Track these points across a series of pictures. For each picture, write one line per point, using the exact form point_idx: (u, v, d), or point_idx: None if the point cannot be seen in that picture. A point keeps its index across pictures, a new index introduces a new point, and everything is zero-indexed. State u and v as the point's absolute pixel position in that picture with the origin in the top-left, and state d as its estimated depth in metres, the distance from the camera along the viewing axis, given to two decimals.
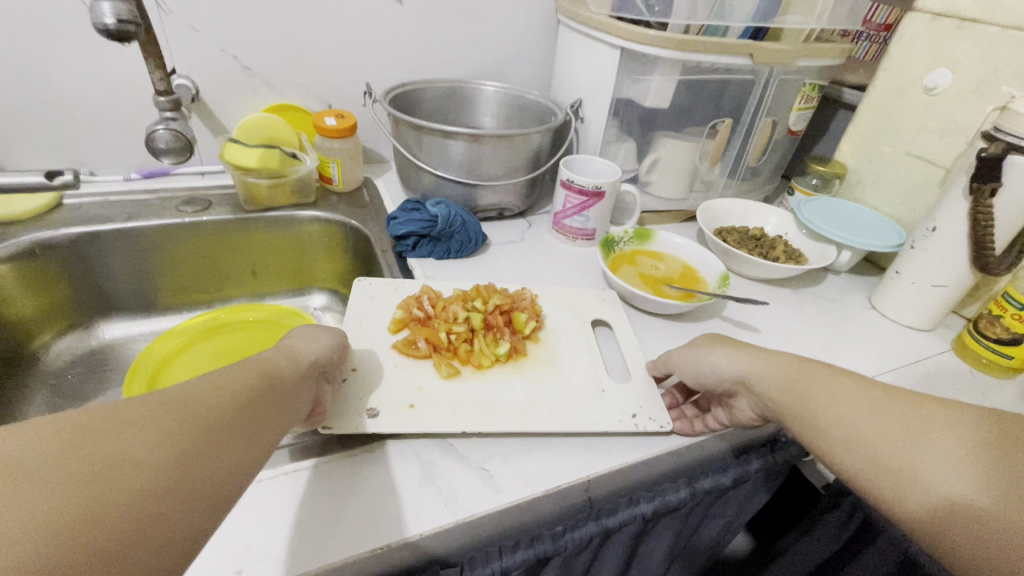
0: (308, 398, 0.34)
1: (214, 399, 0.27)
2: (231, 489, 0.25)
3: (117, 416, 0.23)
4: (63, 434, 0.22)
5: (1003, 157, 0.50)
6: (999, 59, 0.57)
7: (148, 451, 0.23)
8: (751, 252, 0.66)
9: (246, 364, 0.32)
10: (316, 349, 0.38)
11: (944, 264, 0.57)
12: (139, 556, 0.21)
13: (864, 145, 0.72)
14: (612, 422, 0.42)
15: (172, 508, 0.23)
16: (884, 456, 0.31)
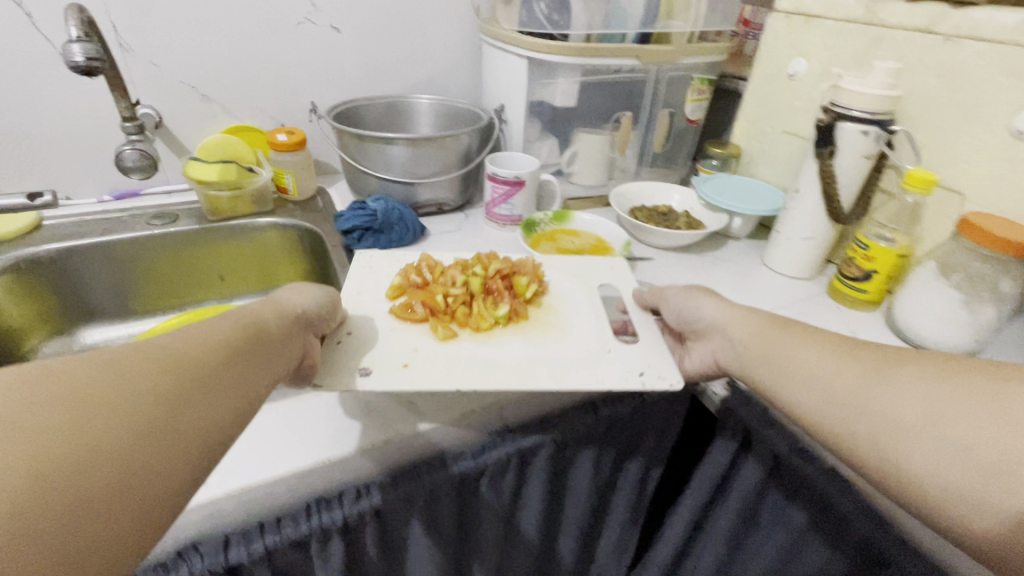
0: (295, 350, 0.38)
1: (196, 354, 0.31)
2: (213, 439, 0.29)
3: (104, 373, 0.26)
4: (58, 386, 0.25)
5: (834, 125, 0.61)
6: (835, 46, 0.68)
7: (133, 404, 0.26)
8: (657, 224, 0.76)
9: (229, 318, 0.35)
10: (299, 303, 0.42)
11: (809, 218, 0.68)
12: (129, 495, 0.24)
13: (751, 128, 0.83)
14: (620, 380, 0.46)
15: (158, 456, 0.26)
16: (840, 394, 0.37)
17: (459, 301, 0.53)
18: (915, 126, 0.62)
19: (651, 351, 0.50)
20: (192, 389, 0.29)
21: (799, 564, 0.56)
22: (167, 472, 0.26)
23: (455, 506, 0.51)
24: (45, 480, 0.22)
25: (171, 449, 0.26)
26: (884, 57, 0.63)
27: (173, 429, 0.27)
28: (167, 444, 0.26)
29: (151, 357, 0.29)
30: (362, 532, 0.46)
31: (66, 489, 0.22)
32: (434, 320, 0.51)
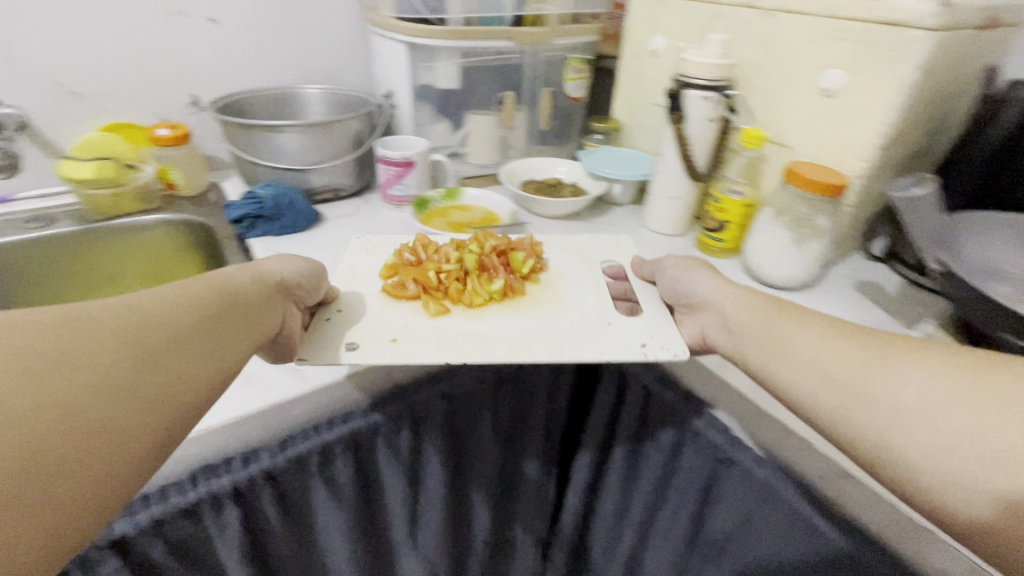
0: (271, 322, 0.40)
1: (162, 320, 0.32)
2: (185, 394, 0.31)
3: (81, 324, 0.29)
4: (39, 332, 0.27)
5: (680, 93, 0.68)
6: (683, 23, 0.76)
7: (107, 356, 0.28)
8: (544, 195, 0.82)
9: (204, 288, 0.37)
10: (276, 274, 0.44)
11: (672, 178, 0.75)
12: (107, 440, 0.27)
13: (627, 102, 0.90)
14: (621, 351, 0.48)
15: (133, 406, 0.28)
16: (839, 376, 0.38)
17: (452, 279, 0.54)
18: (750, 91, 0.70)
19: (653, 323, 0.52)
20: (160, 348, 0.31)
21: (674, 482, 0.62)
22: (124, 435, 0.27)
23: (355, 468, 0.54)
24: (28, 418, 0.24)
25: (131, 415, 0.28)
26: (721, 31, 0.71)
27: (133, 394, 0.28)
28: (126, 408, 0.28)
29: (115, 321, 0.30)
30: (259, 499, 0.48)
31: (47, 427, 0.25)
32: (426, 297, 0.53)
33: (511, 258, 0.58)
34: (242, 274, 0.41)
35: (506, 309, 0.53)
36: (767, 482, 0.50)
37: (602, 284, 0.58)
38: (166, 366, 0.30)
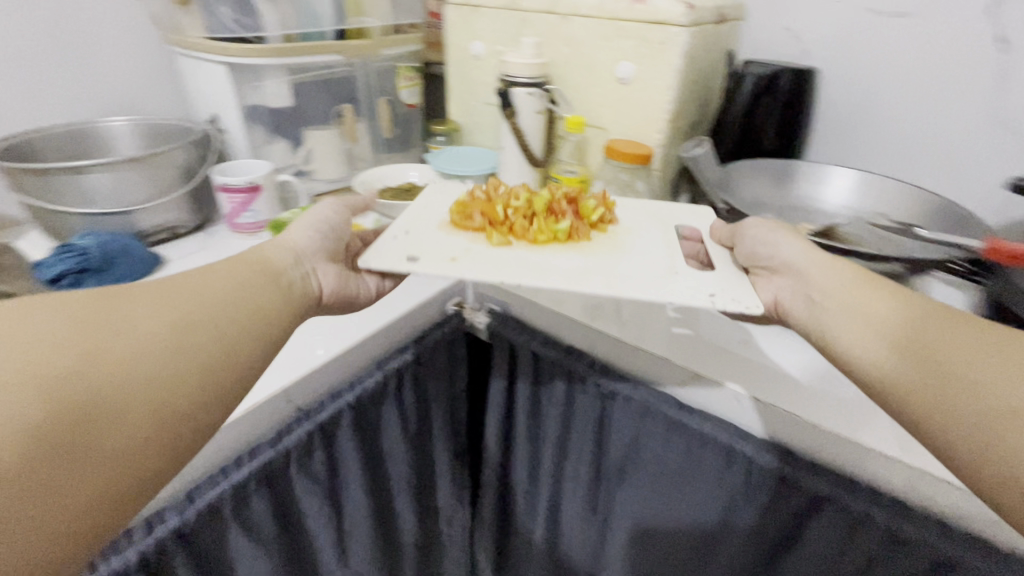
0: (308, 288, 0.48)
1: (203, 292, 0.40)
2: (223, 350, 0.38)
3: (136, 294, 0.36)
4: (102, 300, 0.35)
5: (507, 90, 0.76)
6: (497, 29, 0.84)
7: (157, 318, 0.36)
8: (402, 200, 0.84)
9: (234, 269, 0.44)
10: (298, 239, 0.51)
11: (516, 167, 0.83)
12: (163, 382, 0.34)
13: (461, 105, 0.96)
14: (690, 298, 0.48)
15: (182, 356, 0.35)
16: (942, 359, 0.35)
17: (521, 217, 0.58)
18: (565, 84, 0.82)
19: (726, 280, 0.51)
20: (198, 313, 0.38)
21: (574, 429, 0.70)
22: (179, 386, 0.34)
23: (272, 501, 0.52)
24: (99, 362, 0.32)
25: (185, 367, 0.35)
26: (530, 34, 0.81)
27: (186, 346, 0.36)
28: (178, 363, 0.35)
29: (161, 294, 0.38)
30: (170, 561, 0.45)
31: (114, 370, 0.32)
32: (493, 228, 0.58)
33: (582, 205, 0.61)
34: (277, 246, 0.49)
35: (565, 248, 0.56)
36: (645, 401, 0.60)
37: (674, 243, 0.58)
38: (206, 328, 0.37)
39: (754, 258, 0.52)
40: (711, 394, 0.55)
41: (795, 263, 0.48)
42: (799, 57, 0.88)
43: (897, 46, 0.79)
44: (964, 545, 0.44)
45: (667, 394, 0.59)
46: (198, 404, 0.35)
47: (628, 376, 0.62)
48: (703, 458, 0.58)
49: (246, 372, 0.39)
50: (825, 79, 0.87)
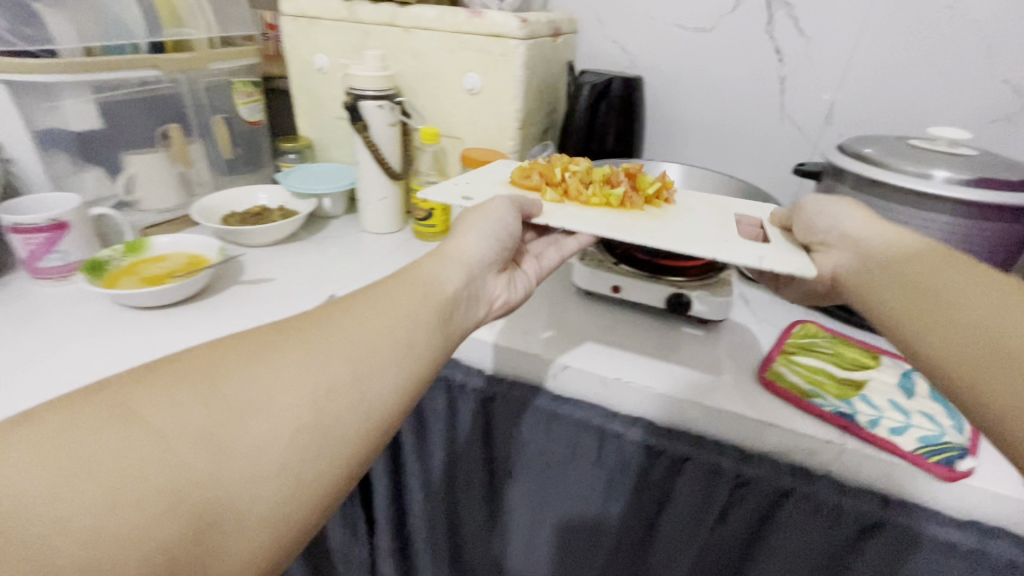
0: (456, 321, 0.49)
1: (347, 344, 0.39)
2: (365, 417, 0.38)
3: (283, 355, 0.37)
4: (257, 363, 0.36)
5: (355, 104, 0.74)
6: (340, 42, 0.82)
7: (304, 388, 0.36)
8: (251, 224, 0.78)
9: (377, 307, 0.43)
10: (472, 249, 0.55)
11: (375, 182, 0.82)
12: (306, 463, 0.34)
13: (310, 120, 0.92)
14: (736, 256, 0.53)
15: (326, 431, 0.35)
16: (981, 329, 0.35)
17: (577, 179, 0.69)
18: (416, 97, 0.82)
19: (775, 248, 0.56)
20: (345, 375, 0.38)
21: (459, 439, 0.70)
22: (309, 473, 0.34)
23: None
24: (245, 453, 0.32)
25: (312, 453, 0.35)
26: (375, 47, 0.80)
27: (332, 419, 0.36)
28: (306, 449, 0.34)
29: (302, 356, 0.37)
30: None
31: (263, 456, 0.33)
32: (549, 186, 0.69)
33: (641, 180, 0.69)
34: (443, 265, 0.52)
35: (612, 212, 0.65)
36: (522, 398, 0.62)
37: (727, 221, 0.64)
38: (340, 405, 0.37)
39: (811, 232, 0.55)
40: (579, 381, 0.60)
41: (853, 236, 0.50)
42: (626, 67, 0.97)
43: (704, 57, 0.91)
44: (788, 476, 0.53)
45: (537, 388, 0.62)
46: (319, 490, 0.35)
47: (502, 377, 0.64)
48: (578, 444, 0.62)
49: (371, 445, 0.38)
50: (650, 86, 0.97)
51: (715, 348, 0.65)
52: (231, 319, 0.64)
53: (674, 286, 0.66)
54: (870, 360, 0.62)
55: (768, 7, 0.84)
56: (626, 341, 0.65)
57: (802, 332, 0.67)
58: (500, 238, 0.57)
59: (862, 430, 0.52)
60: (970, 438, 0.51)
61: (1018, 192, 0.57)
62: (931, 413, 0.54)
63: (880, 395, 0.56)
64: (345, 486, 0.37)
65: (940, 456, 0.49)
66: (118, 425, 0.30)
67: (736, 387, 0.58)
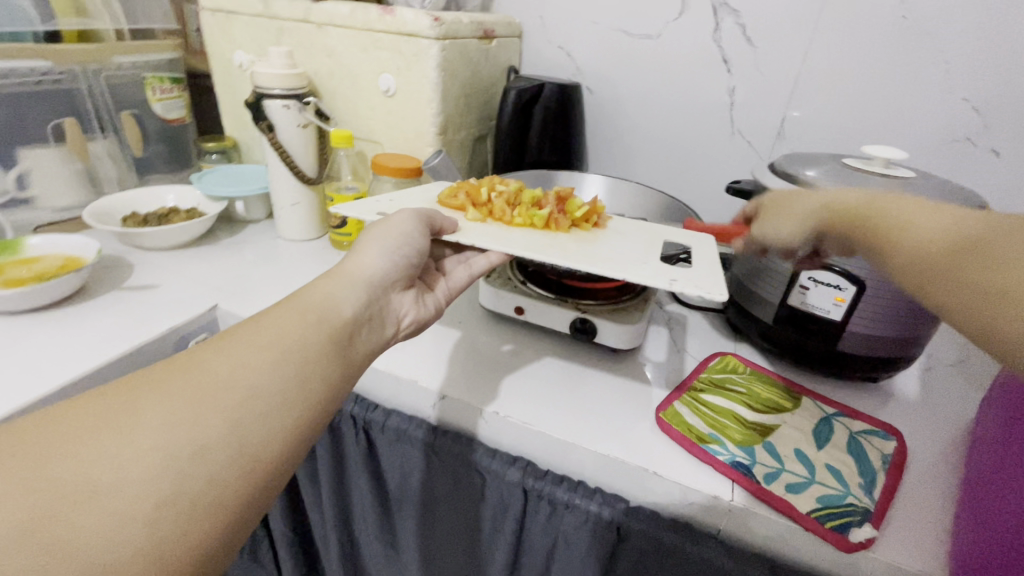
0: (366, 347, 0.41)
1: (226, 381, 0.32)
2: (252, 466, 0.31)
3: (134, 407, 0.29)
4: (92, 427, 0.28)
5: (259, 103, 0.70)
6: (258, 37, 0.78)
7: (162, 447, 0.28)
8: (149, 226, 0.74)
9: (271, 333, 0.35)
10: (375, 266, 0.46)
11: (285, 186, 0.77)
12: (173, 536, 0.27)
13: (234, 119, 0.88)
14: (647, 281, 0.48)
15: (197, 494, 0.28)
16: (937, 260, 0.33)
17: (503, 200, 0.62)
18: (333, 97, 0.78)
19: (697, 273, 0.51)
20: (220, 421, 0.30)
21: (349, 467, 0.65)
22: (180, 549, 0.27)
23: None
24: (80, 546, 0.25)
25: (181, 531, 0.28)
26: (290, 44, 0.76)
27: (205, 476, 0.29)
28: (174, 528, 0.27)
29: (165, 408, 0.29)
30: None
31: (108, 544, 0.26)
32: (472, 206, 0.62)
33: (569, 202, 0.62)
34: (345, 284, 0.43)
35: (536, 235, 0.58)
36: (398, 428, 0.57)
37: (652, 245, 0.58)
38: (214, 465, 0.29)
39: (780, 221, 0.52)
40: (458, 413, 0.55)
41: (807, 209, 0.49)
42: (573, 74, 0.92)
43: (651, 66, 0.86)
44: (673, 532, 0.47)
45: (416, 418, 0.58)
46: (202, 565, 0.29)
47: (382, 405, 0.60)
48: (461, 481, 0.56)
49: (266, 492, 0.32)
50: (598, 95, 0.91)
51: (620, 379, 0.59)
52: (97, 328, 0.59)
53: (579, 309, 0.61)
54: (786, 402, 0.56)
55: (715, 13, 0.78)
56: (523, 369, 0.60)
57: (719, 365, 0.61)
58: (406, 252, 0.48)
59: (755, 485, 0.45)
60: (877, 501, 0.45)
61: None
62: (839, 468, 0.48)
63: (787, 444, 0.50)
64: (231, 544, 0.30)
65: (836, 522, 0.43)
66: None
67: (627, 426, 0.52)
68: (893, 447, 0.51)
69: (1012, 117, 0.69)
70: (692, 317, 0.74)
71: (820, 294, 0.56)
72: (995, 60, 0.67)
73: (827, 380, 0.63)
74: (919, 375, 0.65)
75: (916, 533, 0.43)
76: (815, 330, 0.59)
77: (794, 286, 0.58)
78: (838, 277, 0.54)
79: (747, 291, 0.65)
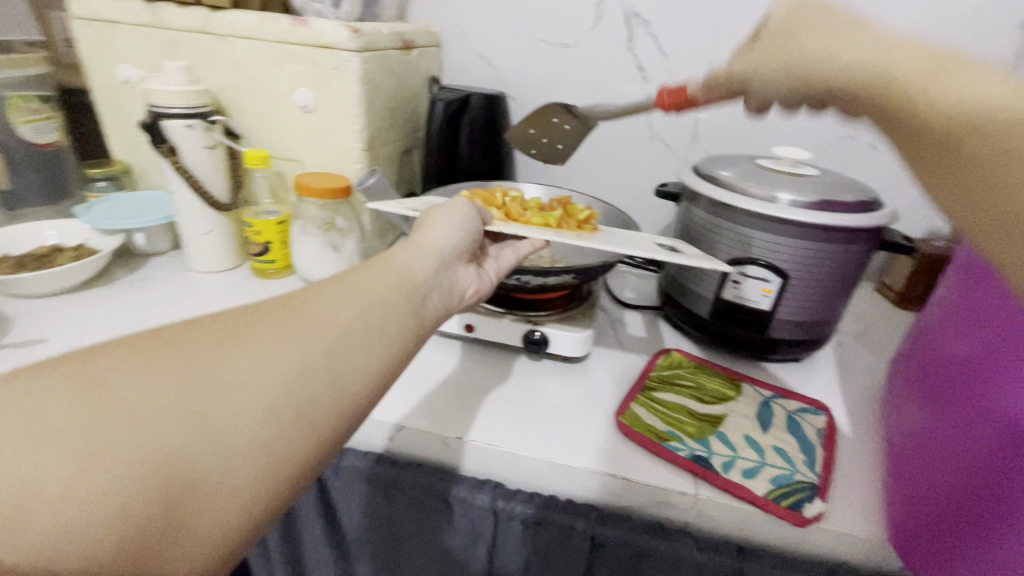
0: (437, 308, 0.41)
1: (328, 313, 0.33)
2: (343, 393, 0.32)
3: (254, 325, 0.31)
4: (222, 334, 0.30)
5: (156, 124, 0.63)
6: (147, 50, 0.70)
7: (280, 361, 0.30)
8: (25, 270, 0.64)
9: (361, 283, 0.37)
10: (445, 236, 0.46)
11: (195, 214, 0.70)
12: (277, 439, 0.29)
13: (122, 141, 0.78)
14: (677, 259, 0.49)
15: (301, 409, 0.30)
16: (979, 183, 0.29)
17: (516, 205, 0.64)
18: (243, 114, 0.71)
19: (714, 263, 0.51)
20: (324, 349, 0.32)
21: (299, 515, 0.61)
22: (284, 454, 0.29)
23: None
24: (208, 429, 0.27)
25: (284, 438, 0.29)
26: (187, 57, 0.69)
27: (310, 394, 0.30)
28: (282, 438, 0.29)
29: (280, 335, 0.31)
30: None
31: (228, 435, 0.27)
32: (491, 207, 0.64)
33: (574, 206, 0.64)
34: (417, 251, 0.43)
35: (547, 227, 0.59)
36: (354, 467, 0.54)
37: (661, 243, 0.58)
38: (316, 387, 0.30)
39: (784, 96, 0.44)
40: (418, 443, 0.52)
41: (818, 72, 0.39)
42: (495, 82, 0.91)
43: (571, 73, 0.87)
44: (644, 534, 0.49)
45: (372, 453, 0.55)
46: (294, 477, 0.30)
47: None
48: (427, 514, 0.54)
49: (348, 426, 0.32)
50: (521, 103, 0.92)
51: (577, 387, 0.60)
52: None
53: (530, 322, 0.61)
54: (730, 391, 0.60)
55: (627, 24, 0.82)
56: (482, 387, 0.58)
57: (666, 362, 0.64)
58: (468, 229, 0.49)
59: (716, 476, 0.48)
60: (819, 474, 0.49)
61: (856, 214, 0.55)
62: (784, 448, 0.52)
63: (736, 432, 0.53)
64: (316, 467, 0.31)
65: (789, 500, 0.46)
66: (73, 395, 0.25)
67: (591, 434, 0.53)
68: (824, 421, 0.56)
69: None
70: (634, 317, 0.77)
71: (750, 287, 0.61)
72: None
73: (760, 364, 0.68)
74: (834, 351, 0.72)
75: (855, 500, 0.48)
76: (749, 321, 0.63)
77: (726, 282, 0.62)
78: (765, 270, 0.59)
79: (683, 289, 0.68)
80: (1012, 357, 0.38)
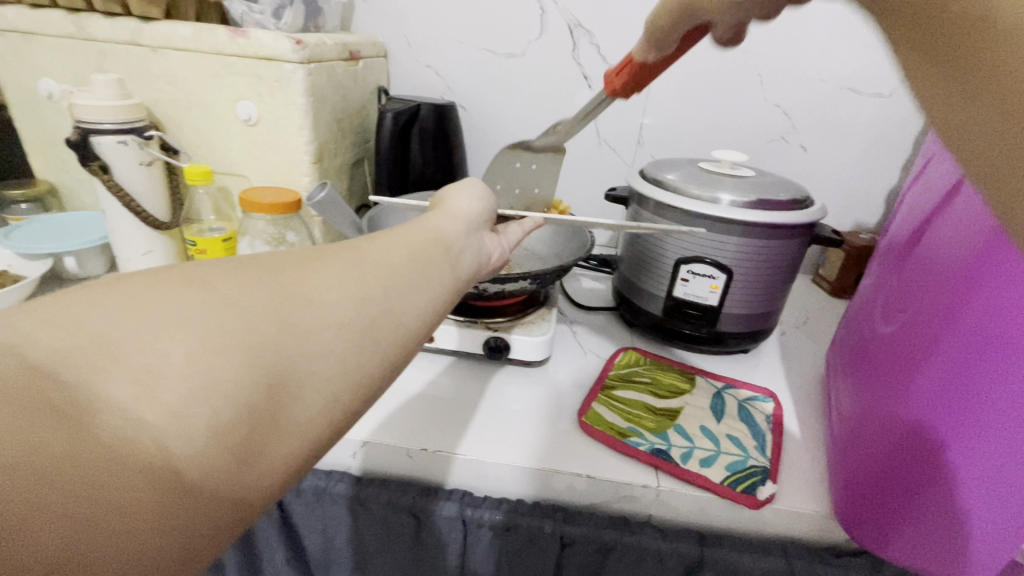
0: (470, 267, 0.38)
1: (387, 250, 0.32)
2: (408, 319, 0.30)
3: (321, 253, 0.30)
4: (293, 258, 0.29)
5: (84, 140, 0.59)
6: (71, 63, 0.66)
7: (349, 283, 0.29)
8: None
9: (407, 230, 0.36)
10: (473, 205, 0.44)
11: (131, 233, 0.66)
12: (354, 355, 0.27)
13: (47, 161, 0.73)
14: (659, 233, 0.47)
15: (373, 328, 0.28)
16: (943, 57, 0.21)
17: None
18: (180, 129, 0.69)
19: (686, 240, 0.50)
20: (389, 277, 0.31)
21: (259, 544, 0.58)
22: (357, 370, 0.27)
23: None
24: (295, 333, 0.25)
25: (359, 353, 0.27)
26: (117, 71, 0.66)
27: (381, 315, 0.29)
28: (358, 349, 0.27)
29: (345, 260, 0.30)
30: None
31: (311, 343, 0.26)
32: None
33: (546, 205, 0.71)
34: (445, 215, 0.41)
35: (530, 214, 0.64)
36: (317, 488, 0.53)
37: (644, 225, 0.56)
38: (386, 310, 0.29)
39: None
40: (382, 457, 0.52)
41: None
42: (444, 92, 0.92)
43: (519, 83, 0.89)
44: (611, 529, 0.50)
45: (337, 471, 0.54)
46: (360, 397, 0.28)
47: None
48: (396, 530, 0.53)
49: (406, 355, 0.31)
50: (471, 113, 0.93)
51: (538, 390, 0.61)
52: None
53: (490, 329, 0.61)
54: (685, 384, 0.62)
55: (571, 33, 0.84)
56: (445, 396, 0.58)
57: (624, 360, 0.66)
58: (485, 200, 0.46)
59: (676, 467, 0.49)
60: (769, 458, 0.52)
61: (790, 212, 0.59)
62: (737, 436, 0.54)
63: (693, 423, 0.56)
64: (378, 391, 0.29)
65: (744, 484, 0.48)
66: (171, 293, 0.24)
67: (554, 435, 0.54)
68: (772, 407, 0.60)
69: (811, 117, 0.85)
70: (591, 317, 0.79)
71: (698, 284, 0.64)
72: (794, 74, 0.82)
73: (712, 357, 0.72)
74: (778, 341, 0.77)
75: (803, 478, 0.51)
76: (698, 316, 0.66)
77: (676, 279, 0.65)
78: (710, 267, 0.62)
79: (635, 289, 0.71)
80: (922, 344, 0.43)
